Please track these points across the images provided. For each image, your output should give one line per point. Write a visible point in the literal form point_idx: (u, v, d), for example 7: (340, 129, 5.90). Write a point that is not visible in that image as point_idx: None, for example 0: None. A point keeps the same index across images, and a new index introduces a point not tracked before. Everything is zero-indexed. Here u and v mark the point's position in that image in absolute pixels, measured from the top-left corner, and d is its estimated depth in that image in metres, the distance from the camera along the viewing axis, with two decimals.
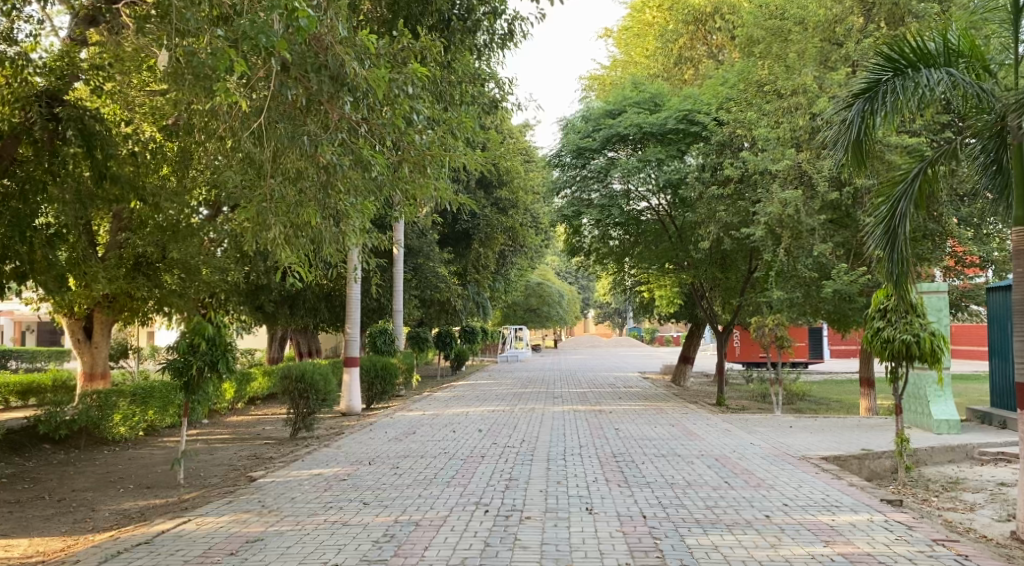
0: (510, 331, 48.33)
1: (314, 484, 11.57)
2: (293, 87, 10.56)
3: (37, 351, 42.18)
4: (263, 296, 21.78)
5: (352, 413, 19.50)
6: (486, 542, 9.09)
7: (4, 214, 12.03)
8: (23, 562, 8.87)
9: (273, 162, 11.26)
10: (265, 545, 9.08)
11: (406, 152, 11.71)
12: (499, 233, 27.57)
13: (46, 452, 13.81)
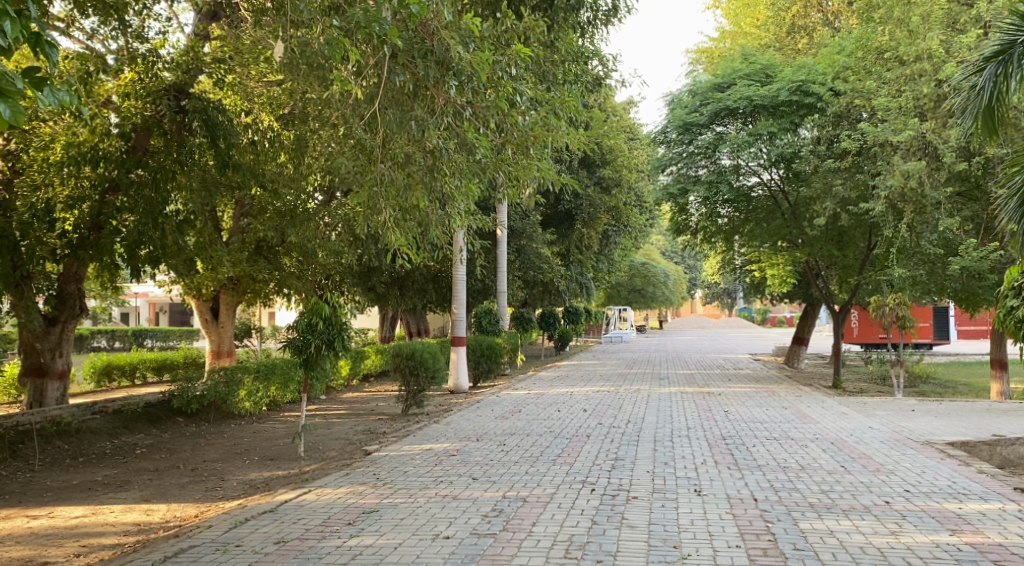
0: (615, 312, 48.53)
1: (425, 459, 12.07)
2: (402, 72, 10.97)
3: (167, 331, 44.31)
4: (375, 277, 22.73)
5: (459, 391, 19.98)
6: (593, 520, 9.38)
7: (138, 202, 12.91)
8: (162, 526, 9.54)
9: (382, 147, 11.56)
10: (381, 516, 9.56)
11: (509, 134, 12.04)
12: (603, 213, 27.75)
13: (179, 424, 14.70)
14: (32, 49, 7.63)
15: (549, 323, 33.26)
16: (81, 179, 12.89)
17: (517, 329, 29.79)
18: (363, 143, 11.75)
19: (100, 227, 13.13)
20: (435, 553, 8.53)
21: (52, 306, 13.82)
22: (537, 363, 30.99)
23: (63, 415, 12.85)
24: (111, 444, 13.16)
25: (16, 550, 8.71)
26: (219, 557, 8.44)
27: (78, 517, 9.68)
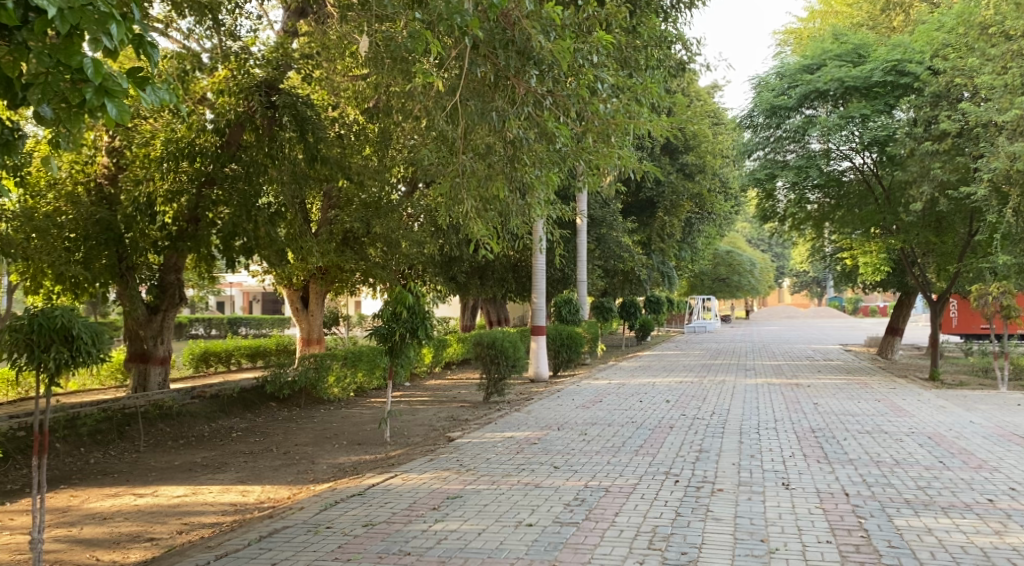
0: (698, 301, 48.22)
1: (507, 447, 12.29)
2: (483, 63, 11.06)
3: (259, 319, 45.63)
4: (455, 267, 22.91)
5: (539, 379, 20.20)
6: (677, 512, 9.46)
7: (233, 195, 13.50)
8: (257, 506, 9.93)
9: (463, 138, 11.84)
10: (464, 502, 9.81)
11: (590, 122, 11.88)
12: (686, 200, 27.63)
13: (272, 409, 15.19)
14: (136, 50, 8.01)
15: (630, 313, 33.15)
16: (179, 173, 13.42)
17: (598, 319, 29.83)
18: (446, 134, 12.00)
19: (197, 219, 13.75)
20: (518, 540, 8.69)
21: (154, 295, 14.44)
22: (619, 352, 31.04)
23: (164, 399, 13.27)
24: (209, 427, 13.67)
25: (123, 526, 9.16)
26: (311, 538, 8.76)
27: (180, 496, 10.14)
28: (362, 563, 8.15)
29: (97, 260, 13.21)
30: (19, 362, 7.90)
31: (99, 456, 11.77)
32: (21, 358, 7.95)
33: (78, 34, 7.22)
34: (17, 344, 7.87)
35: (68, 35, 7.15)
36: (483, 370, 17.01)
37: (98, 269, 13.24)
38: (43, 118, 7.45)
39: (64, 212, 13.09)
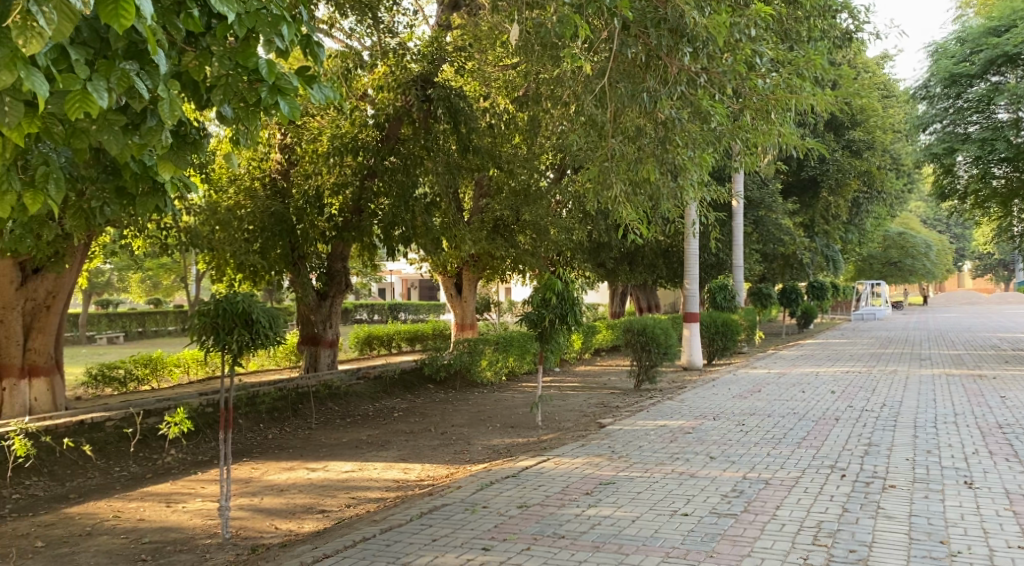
0: (866, 287, 46.49)
1: (660, 435, 12.41)
2: (634, 44, 11.06)
3: (417, 305, 47.02)
4: (605, 253, 23.14)
5: (692, 367, 20.13)
6: (844, 507, 9.28)
7: (392, 187, 14.16)
8: (417, 484, 10.40)
9: (613, 121, 11.84)
10: (617, 488, 9.99)
11: (749, 99, 11.99)
12: (853, 179, 26.65)
13: (430, 391, 15.76)
14: (304, 50, 8.48)
15: (791, 300, 32.32)
16: (344, 168, 14.20)
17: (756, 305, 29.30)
18: (595, 118, 11.94)
19: (361, 210, 14.47)
20: (674, 529, 8.74)
21: (323, 282, 15.21)
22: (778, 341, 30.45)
23: (333, 379, 14.08)
24: (373, 407, 14.33)
25: (297, 498, 9.79)
26: (468, 517, 9.13)
27: (348, 471, 10.74)
28: (518, 543, 8.43)
29: (272, 250, 13.98)
30: (207, 344, 8.50)
31: (277, 432, 12.51)
32: (209, 340, 8.54)
33: (254, 39, 7.77)
34: (205, 327, 8.47)
35: (245, 39, 7.73)
36: (635, 357, 17.14)
37: (274, 258, 14.04)
38: (225, 118, 7.96)
39: (242, 206, 13.95)
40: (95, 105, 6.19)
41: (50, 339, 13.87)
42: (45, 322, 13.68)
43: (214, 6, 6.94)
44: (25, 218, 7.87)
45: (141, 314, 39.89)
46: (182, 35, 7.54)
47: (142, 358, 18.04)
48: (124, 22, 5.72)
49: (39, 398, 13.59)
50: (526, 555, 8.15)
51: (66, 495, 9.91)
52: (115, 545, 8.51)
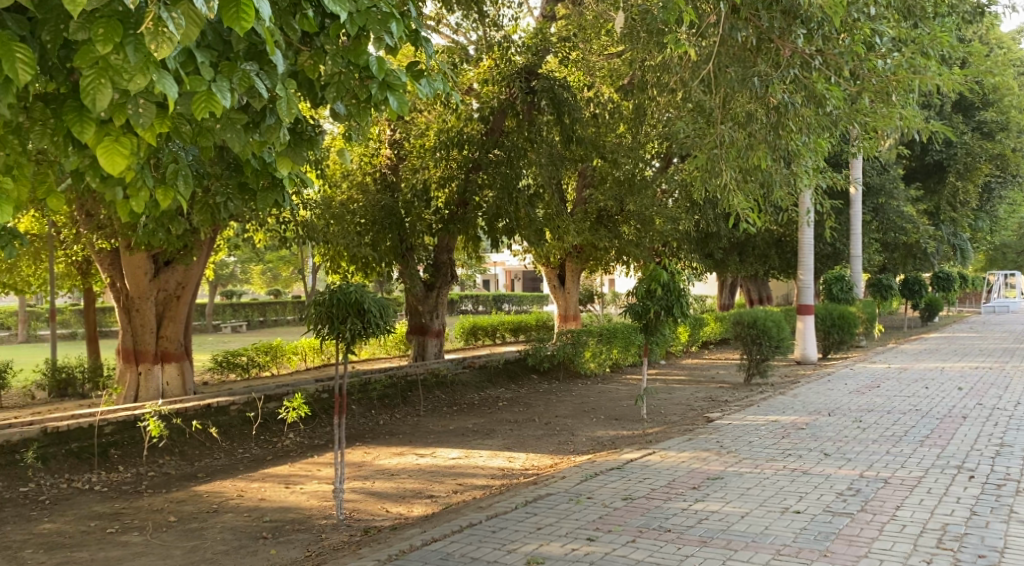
0: (997, 278, 44.78)
1: (771, 430, 12.33)
2: (744, 27, 10.76)
3: (524, 296, 47.38)
4: (713, 243, 22.96)
5: (805, 361, 20.00)
6: (971, 511, 9.02)
7: (496, 178, 14.23)
8: (523, 473, 10.57)
9: (722, 107, 11.37)
10: (725, 483, 9.97)
11: (866, 81, 11.38)
12: (983, 163, 25.74)
13: (534, 381, 15.98)
14: (412, 45, 8.67)
15: (914, 291, 31.39)
16: (450, 161, 14.54)
17: (875, 296, 28.74)
18: (703, 105, 11.49)
19: (465, 203, 14.76)
20: (785, 527, 8.65)
21: (430, 274, 15.63)
22: (898, 334, 29.67)
23: (441, 367, 14.40)
24: (478, 396, 14.60)
25: (408, 482, 10.08)
26: (573, 507, 9.27)
27: (455, 458, 10.99)
28: (623, 535, 8.51)
29: (382, 243, 14.49)
30: (323, 332, 8.75)
31: (388, 418, 12.87)
32: (325, 329, 8.83)
33: (365, 36, 8.01)
34: (320, 316, 8.71)
35: (357, 37, 7.93)
36: (744, 350, 17.01)
37: (384, 250, 14.55)
38: (338, 115, 8.30)
39: (355, 200, 14.44)
40: (219, 105, 6.50)
41: (181, 327, 14.44)
42: (176, 311, 14.24)
43: (327, 6, 7.20)
44: (158, 213, 8.33)
45: (263, 304, 41.23)
46: (297, 35, 7.87)
47: (263, 346, 18.73)
48: (244, 25, 5.85)
49: (171, 382, 14.22)
50: (631, 547, 8.21)
51: (195, 474, 10.39)
52: (239, 522, 8.93)
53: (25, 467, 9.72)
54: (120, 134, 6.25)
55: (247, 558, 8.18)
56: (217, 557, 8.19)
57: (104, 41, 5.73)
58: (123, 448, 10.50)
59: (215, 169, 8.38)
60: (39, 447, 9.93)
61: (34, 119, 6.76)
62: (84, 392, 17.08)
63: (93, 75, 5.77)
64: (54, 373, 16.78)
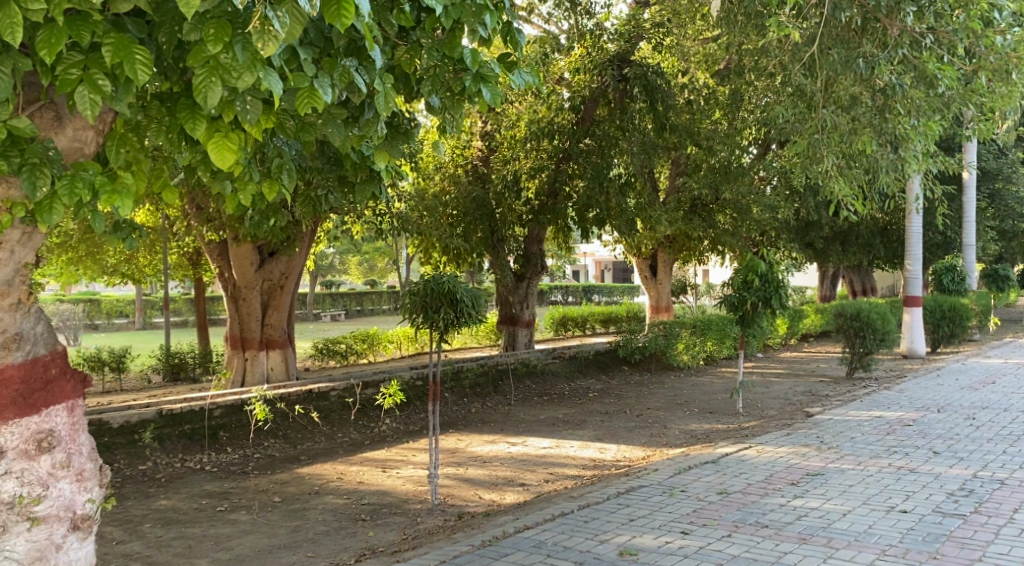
0: None
1: (875, 427, 12.13)
2: (850, 8, 10.23)
3: (615, 287, 47.30)
4: (814, 232, 22.53)
5: (913, 356, 19.49)
6: None
7: (587, 168, 14.29)
8: (616, 464, 10.62)
9: (824, 91, 11.14)
10: (827, 480, 9.86)
11: (984, 59, 10.79)
12: None
13: (625, 372, 16.04)
14: (506, 37, 8.84)
15: None
16: (541, 151, 14.55)
17: (990, 287, 27.93)
18: (804, 89, 11.26)
19: (555, 193, 14.89)
20: (891, 526, 8.51)
21: (521, 264, 15.87)
22: (1013, 326, 28.81)
23: (531, 358, 14.57)
24: (569, 386, 14.70)
25: (500, 470, 10.23)
26: (667, 500, 9.31)
27: (546, 448, 11.12)
28: (718, 529, 8.52)
29: (473, 234, 14.56)
30: (418, 322, 8.83)
31: (479, 406, 13.06)
32: (419, 319, 8.88)
33: (460, 29, 8.17)
34: (415, 306, 8.79)
35: (451, 30, 8.11)
36: (847, 343, 16.69)
37: (476, 241, 14.58)
38: (433, 108, 8.50)
39: (447, 192, 14.60)
40: (321, 100, 6.78)
41: (284, 316, 14.86)
42: (280, 300, 14.66)
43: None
44: (264, 208, 8.59)
45: (359, 294, 41.95)
46: (394, 31, 7.99)
47: (360, 334, 19.14)
48: (345, 22, 6.03)
49: (275, 367, 14.69)
50: (727, 542, 8.21)
51: (298, 456, 10.71)
52: (339, 504, 9.20)
53: (143, 447, 10.08)
54: (230, 130, 6.61)
55: (347, 540, 8.46)
56: (318, 538, 8.49)
57: (215, 41, 5.98)
58: (231, 430, 10.83)
59: (316, 165, 8.64)
60: (156, 428, 10.28)
61: (151, 118, 7.03)
62: (195, 377, 17.67)
63: (205, 74, 6.03)
64: (168, 358, 17.36)
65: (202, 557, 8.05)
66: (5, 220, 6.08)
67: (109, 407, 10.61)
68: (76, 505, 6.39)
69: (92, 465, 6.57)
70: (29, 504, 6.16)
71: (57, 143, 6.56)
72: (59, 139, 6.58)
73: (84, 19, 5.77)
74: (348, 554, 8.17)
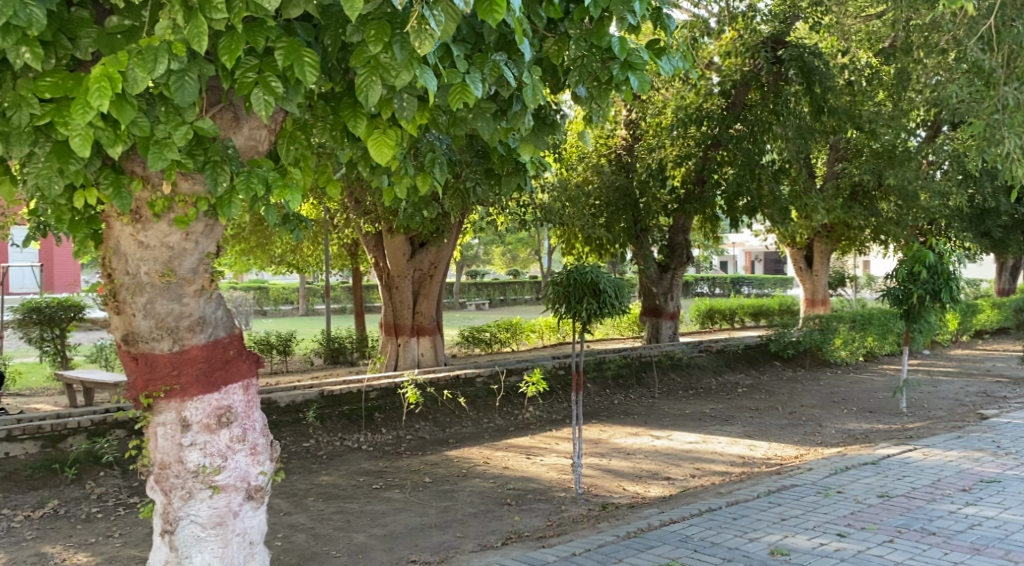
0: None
1: None
2: None
3: (767, 280, 46.45)
4: (990, 221, 21.22)
5: None
6: None
7: (739, 155, 14.07)
8: (767, 462, 10.41)
9: (1006, 67, 10.33)
10: (1003, 488, 9.35)
11: None
12: None
13: (777, 367, 15.74)
14: (654, 23, 8.74)
15: None
16: (688, 139, 14.59)
17: None
18: (981, 64, 10.28)
19: (703, 181, 14.90)
20: None
21: (664, 254, 15.97)
22: None
23: (676, 351, 14.50)
24: (716, 380, 14.47)
25: (644, 463, 10.24)
26: (822, 500, 9.11)
27: (691, 443, 11.03)
28: (879, 534, 8.27)
29: (617, 223, 14.98)
30: (560, 311, 8.99)
31: (623, 398, 13.08)
32: (562, 308, 9.04)
33: (608, 18, 8.19)
34: (558, 295, 8.97)
35: (600, 19, 8.16)
36: None
37: (617, 231, 15.02)
38: (579, 97, 8.54)
39: (591, 181, 14.96)
40: (472, 95, 7.01)
41: (434, 304, 15.26)
42: (430, 289, 15.08)
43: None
44: (417, 200, 8.84)
45: (501, 283, 42.19)
46: (542, 24, 8.18)
47: (504, 323, 19.47)
48: (496, 18, 6.19)
49: (425, 354, 15.11)
50: (888, 547, 7.97)
51: (447, 440, 11.07)
52: (486, 488, 9.46)
53: (307, 425, 10.60)
54: (387, 127, 6.97)
55: (494, 522, 8.71)
56: (467, 519, 8.78)
57: (375, 41, 6.29)
58: (386, 412, 11.25)
59: (466, 158, 8.92)
60: (318, 408, 10.82)
61: (317, 117, 7.52)
62: (353, 360, 18.44)
63: (366, 73, 6.38)
64: (329, 342, 18.21)
65: (359, 531, 8.50)
66: (190, 213, 6.49)
67: (276, 387, 11.26)
68: (250, 477, 6.79)
69: (265, 441, 6.93)
70: (211, 473, 6.66)
71: (235, 142, 6.99)
72: (235, 137, 7.02)
73: (259, 25, 6.18)
74: (495, 537, 8.42)
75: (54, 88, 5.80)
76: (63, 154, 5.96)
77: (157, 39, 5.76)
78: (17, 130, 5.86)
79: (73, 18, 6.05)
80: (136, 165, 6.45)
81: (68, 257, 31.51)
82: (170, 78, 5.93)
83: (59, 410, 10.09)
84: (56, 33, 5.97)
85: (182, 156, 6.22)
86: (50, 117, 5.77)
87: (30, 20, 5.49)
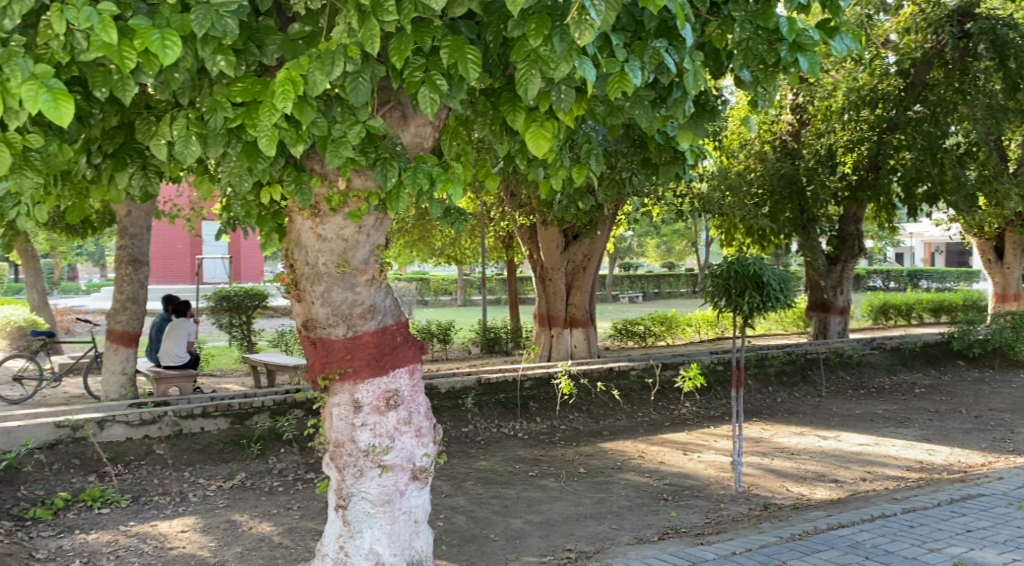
0: None
1: None
2: None
3: (949, 273, 43.68)
4: None
5: None
6: None
7: (920, 138, 13.59)
8: (947, 468, 9.68)
9: None
10: None
11: None
12: None
13: (960, 367, 14.86)
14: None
15: None
16: (860, 122, 14.69)
17: None
18: None
19: (876, 167, 14.74)
20: None
21: (834, 246, 16.24)
22: None
23: (845, 348, 14.06)
24: (889, 379, 13.89)
25: (810, 463, 9.81)
26: (1013, 512, 8.36)
27: (862, 444, 10.44)
28: None
29: (781, 213, 15.09)
30: (720, 305, 8.69)
31: (786, 396, 12.63)
32: (722, 302, 8.73)
33: None
34: (718, 288, 8.68)
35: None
36: None
37: (782, 221, 15.14)
38: (742, 83, 7.30)
39: (752, 169, 15.47)
40: (631, 84, 6.74)
41: (588, 296, 15.13)
42: (583, 281, 14.97)
43: None
44: (573, 191, 8.83)
45: (657, 276, 41.57)
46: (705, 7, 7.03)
47: (659, 317, 19.34)
48: (657, 3, 6.16)
49: (578, 346, 15.11)
50: None
51: (601, 431, 11.08)
52: (642, 482, 9.38)
53: (466, 411, 10.90)
54: (545, 119, 6.93)
55: (650, 517, 8.61)
56: (623, 511, 8.74)
57: (535, 35, 6.12)
58: (541, 402, 11.39)
59: (621, 148, 8.78)
60: (476, 394, 11.12)
61: (478, 112, 7.70)
62: (508, 350, 18.73)
63: (526, 67, 6.26)
64: (486, 332, 18.59)
65: (516, 517, 8.64)
66: (363, 208, 6.74)
67: (440, 372, 11.69)
68: (415, 458, 7.04)
69: (429, 423, 7.16)
70: (380, 453, 6.93)
71: (402, 139, 7.14)
72: (403, 135, 7.16)
73: (426, 26, 6.23)
74: (651, 531, 8.32)
75: (245, 93, 5.99)
76: (252, 153, 6.16)
77: (335, 42, 5.92)
78: (213, 132, 6.05)
79: (261, 27, 6.30)
80: (315, 163, 6.73)
81: (254, 250, 34.51)
82: (345, 80, 6.13)
83: (245, 391, 11.08)
84: (246, 41, 6.23)
85: (356, 153, 6.40)
86: (242, 120, 5.96)
87: (225, 30, 5.66)
